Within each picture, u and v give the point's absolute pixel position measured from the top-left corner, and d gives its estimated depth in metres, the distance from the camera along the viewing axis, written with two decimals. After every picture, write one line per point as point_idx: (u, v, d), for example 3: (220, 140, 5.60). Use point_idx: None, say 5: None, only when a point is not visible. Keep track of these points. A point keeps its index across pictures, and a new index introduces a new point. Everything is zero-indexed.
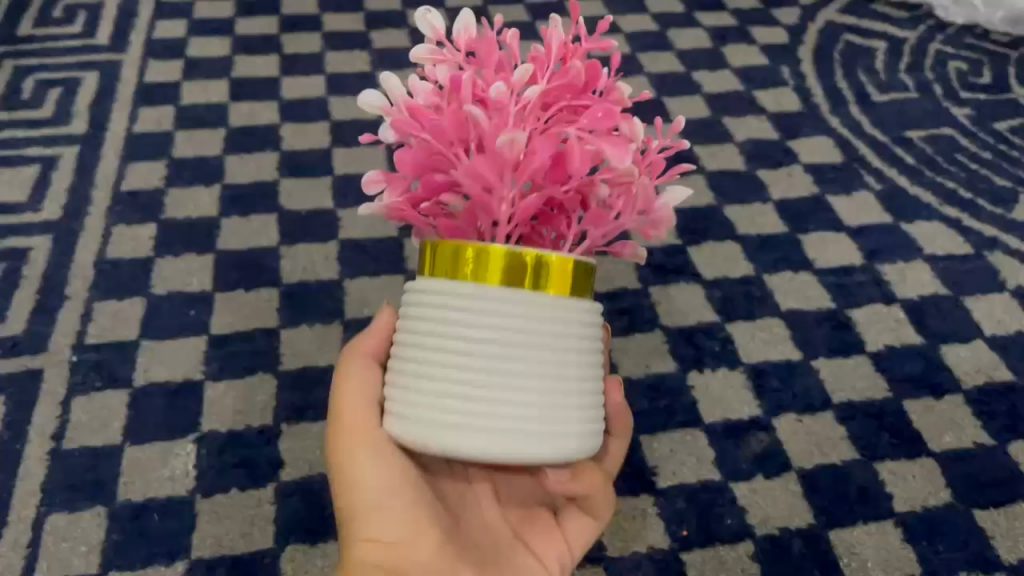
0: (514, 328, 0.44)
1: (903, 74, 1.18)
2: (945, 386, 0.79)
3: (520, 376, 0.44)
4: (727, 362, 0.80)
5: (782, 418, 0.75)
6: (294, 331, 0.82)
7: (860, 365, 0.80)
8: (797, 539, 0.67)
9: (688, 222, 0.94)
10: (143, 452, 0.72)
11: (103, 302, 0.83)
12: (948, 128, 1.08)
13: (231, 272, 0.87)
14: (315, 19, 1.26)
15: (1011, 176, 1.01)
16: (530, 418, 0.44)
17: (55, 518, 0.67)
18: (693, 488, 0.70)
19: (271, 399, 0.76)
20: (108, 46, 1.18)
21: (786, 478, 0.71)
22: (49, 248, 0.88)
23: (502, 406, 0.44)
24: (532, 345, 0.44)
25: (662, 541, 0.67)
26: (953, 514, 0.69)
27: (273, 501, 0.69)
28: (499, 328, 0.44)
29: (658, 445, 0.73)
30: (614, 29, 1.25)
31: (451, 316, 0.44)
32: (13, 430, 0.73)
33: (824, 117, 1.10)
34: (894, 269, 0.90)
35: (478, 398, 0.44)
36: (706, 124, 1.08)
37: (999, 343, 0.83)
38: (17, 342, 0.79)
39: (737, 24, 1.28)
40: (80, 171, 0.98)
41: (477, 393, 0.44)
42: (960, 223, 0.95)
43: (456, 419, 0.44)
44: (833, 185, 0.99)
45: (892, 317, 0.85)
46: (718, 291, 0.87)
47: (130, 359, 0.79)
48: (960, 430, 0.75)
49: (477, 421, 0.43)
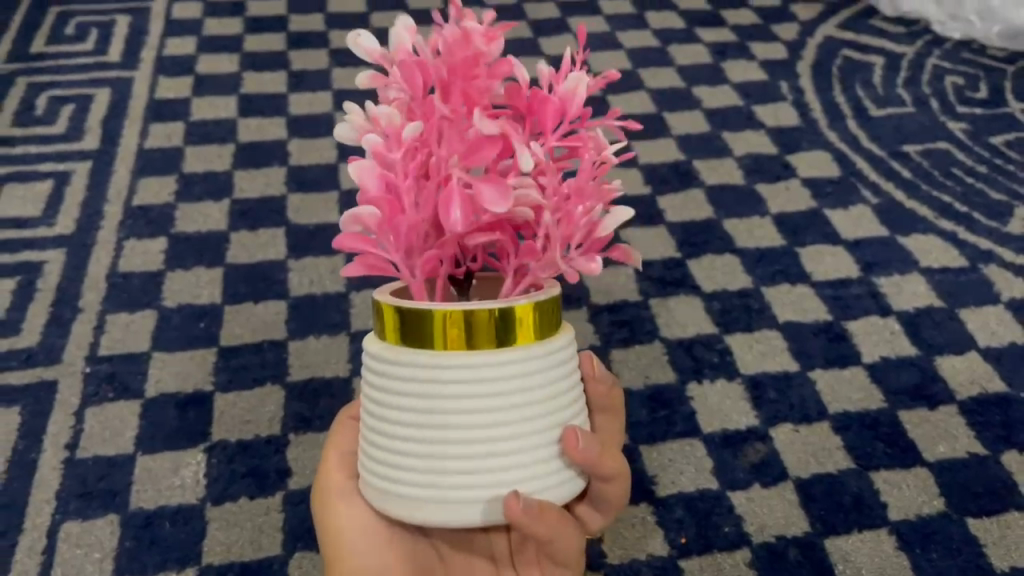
0: (481, 384, 0.42)
1: (900, 89, 1.20)
2: (939, 396, 0.80)
3: (478, 442, 0.43)
4: (725, 373, 0.82)
5: (779, 428, 0.77)
6: (302, 342, 0.84)
7: (856, 377, 0.82)
8: (793, 546, 0.69)
9: (688, 236, 0.96)
10: (155, 461, 0.73)
11: (116, 314, 0.85)
12: (945, 142, 1.10)
13: (240, 285, 0.89)
14: (322, 36, 1.28)
15: (1006, 189, 1.03)
16: (490, 483, 0.43)
17: (69, 525, 0.69)
18: (691, 497, 0.72)
19: (279, 409, 0.78)
20: (120, 63, 1.20)
21: (782, 487, 0.73)
22: (62, 261, 0.91)
23: (474, 467, 0.43)
24: (489, 410, 0.42)
25: (661, 548, 0.69)
26: (947, 523, 0.71)
27: (281, 508, 0.71)
28: (453, 397, 0.42)
29: (657, 455, 0.75)
30: (615, 45, 1.28)
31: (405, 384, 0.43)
32: (28, 440, 0.75)
33: (822, 131, 1.12)
34: (890, 281, 0.91)
35: (452, 458, 0.43)
36: (706, 138, 1.10)
37: (994, 354, 0.84)
38: (32, 353, 0.81)
39: (737, 40, 1.30)
40: (92, 186, 1.00)
41: (435, 463, 0.43)
42: (956, 236, 0.97)
43: (428, 479, 0.43)
44: (831, 199, 1.01)
45: (888, 329, 0.86)
46: (717, 303, 0.88)
47: (142, 370, 0.80)
48: (953, 440, 0.77)
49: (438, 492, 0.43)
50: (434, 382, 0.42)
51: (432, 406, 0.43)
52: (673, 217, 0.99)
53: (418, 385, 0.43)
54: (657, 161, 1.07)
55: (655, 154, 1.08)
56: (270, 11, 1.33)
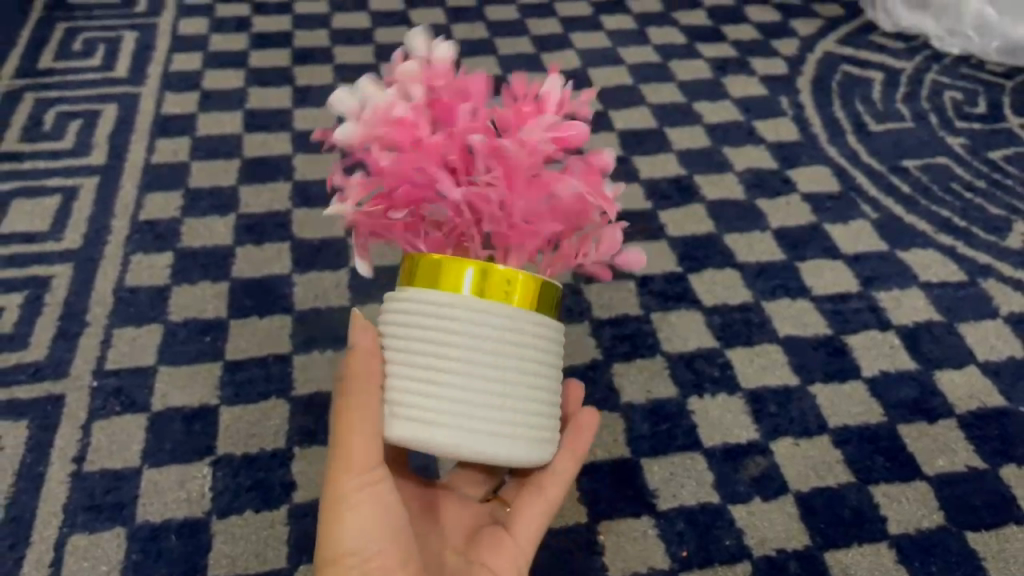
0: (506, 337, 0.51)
1: (899, 104, 1.21)
2: (938, 411, 0.81)
3: (500, 384, 0.51)
4: (726, 387, 0.82)
5: (780, 442, 0.78)
6: (306, 356, 0.85)
7: (856, 391, 0.82)
8: (793, 560, 0.69)
9: (688, 251, 0.97)
10: (162, 475, 0.74)
11: (122, 328, 0.86)
12: (943, 157, 1.11)
13: (245, 299, 0.90)
14: (326, 52, 1.29)
15: (1004, 204, 1.04)
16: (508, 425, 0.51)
17: (76, 538, 0.70)
18: (692, 510, 0.72)
19: (284, 423, 0.79)
20: (127, 78, 1.22)
21: (783, 501, 0.73)
22: (70, 276, 0.92)
23: (488, 406, 0.50)
24: (509, 358, 0.51)
25: (663, 561, 0.69)
26: (946, 536, 0.71)
27: (286, 521, 0.71)
28: (485, 341, 0.51)
29: (659, 468, 0.75)
30: (616, 60, 1.29)
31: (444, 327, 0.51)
32: (36, 453, 0.75)
33: (821, 146, 1.13)
34: (889, 296, 0.92)
35: (474, 400, 0.50)
36: (706, 153, 1.11)
37: (992, 368, 0.85)
38: (40, 367, 0.82)
39: (737, 55, 1.31)
40: (99, 201, 1.01)
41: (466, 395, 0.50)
42: (955, 250, 0.98)
43: (457, 409, 0.50)
44: (831, 214, 1.02)
45: (888, 343, 0.87)
46: (718, 318, 0.89)
47: (148, 384, 0.81)
48: (952, 453, 0.77)
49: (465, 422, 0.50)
50: (453, 331, 0.51)
51: (452, 351, 0.50)
52: (674, 231, 1.00)
53: (447, 341, 0.51)
54: (658, 175, 1.08)
55: (656, 169, 1.09)
56: (275, 28, 1.35)
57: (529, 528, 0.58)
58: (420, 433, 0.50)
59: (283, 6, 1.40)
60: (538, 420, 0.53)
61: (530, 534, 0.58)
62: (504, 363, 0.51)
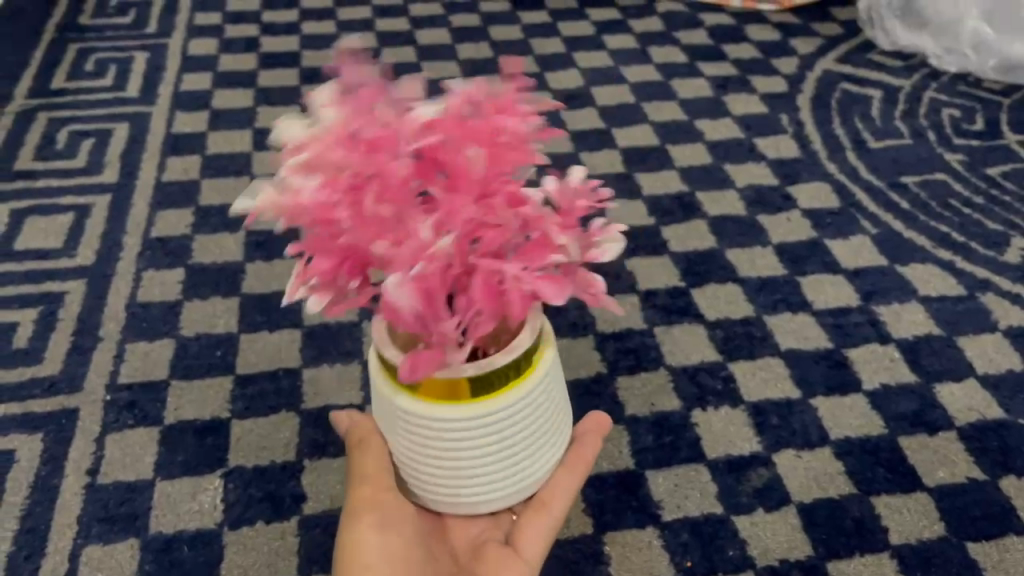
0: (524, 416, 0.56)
1: (897, 121, 1.23)
2: (938, 423, 0.82)
3: (528, 446, 0.57)
4: (729, 400, 0.83)
5: (782, 454, 0.79)
6: (316, 370, 0.86)
7: (857, 403, 0.84)
8: (796, 570, 0.70)
9: (691, 266, 0.99)
10: (174, 487, 0.75)
11: (135, 343, 0.88)
12: (942, 173, 1.13)
13: (255, 314, 0.92)
14: (334, 71, 1.32)
15: (1002, 220, 1.05)
16: (540, 460, 0.59)
17: (91, 549, 0.71)
18: (696, 521, 0.73)
19: (294, 436, 0.80)
20: (138, 98, 1.24)
21: (786, 512, 0.74)
22: (83, 292, 0.93)
23: (516, 470, 0.58)
24: (530, 425, 0.57)
25: (667, 571, 0.70)
26: (947, 547, 0.72)
27: (297, 532, 0.73)
28: (507, 430, 0.55)
29: (663, 480, 0.76)
30: (618, 79, 1.31)
31: (465, 437, 0.55)
32: (50, 465, 0.77)
33: (821, 163, 1.14)
34: (889, 310, 0.94)
35: (512, 468, 0.57)
36: (708, 170, 1.13)
37: (991, 381, 0.86)
38: (54, 381, 0.84)
39: (738, 73, 1.33)
40: (112, 218, 1.03)
41: (504, 467, 0.57)
42: (954, 264, 0.99)
43: (502, 480, 0.58)
44: (831, 230, 1.04)
45: (888, 356, 0.88)
46: (720, 331, 0.91)
47: (161, 398, 0.83)
48: (952, 465, 0.78)
49: (510, 484, 0.58)
50: (463, 442, 0.55)
51: (466, 455, 0.56)
52: (677, 247, 1.01)
53: (474, 444, 0.55)
54: (661, 192, 1.09)
55: (659, 185, 1.10)
56: (284, 47, 1.37)
57: (535, 544, 0.59)
58: (473, 505, 0.58)
59: (291, 26, 1.43)
60: (556, 437, 0.60)
61: (536, 549, 0.59)
62: (523, 434, 0.56)
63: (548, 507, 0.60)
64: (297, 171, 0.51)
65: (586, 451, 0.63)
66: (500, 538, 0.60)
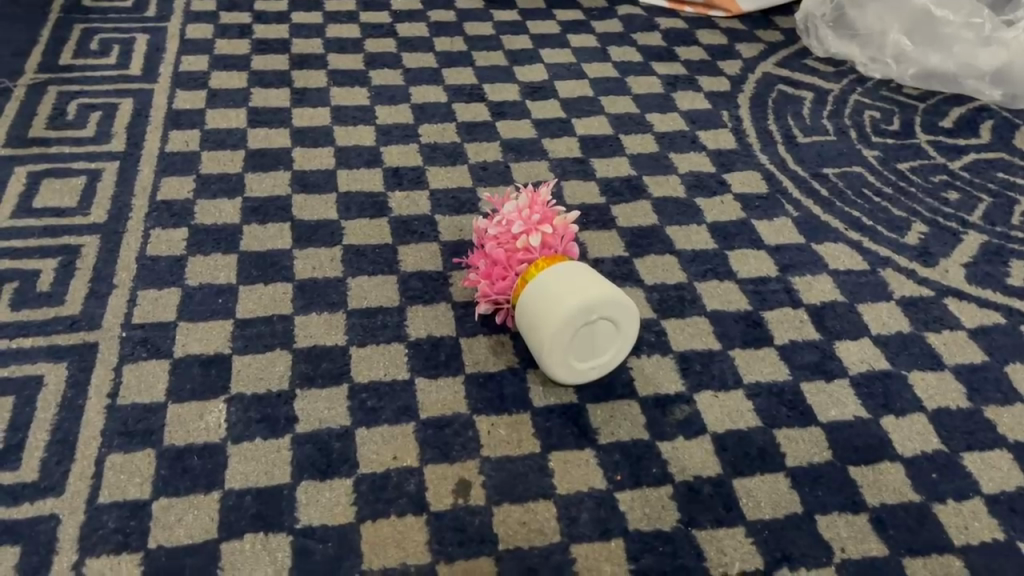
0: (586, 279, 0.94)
1: (825, 120, 1.38)
2: (835, 372, 0.97)
3: None
4: (660, 350, 0.98)
5: (702, 393, 0.94)
6: (306, 317, 0.99)
7: (768, 355, 0.99)
8: (707, 484, 0.85)
9: (635, 238, 1.13)
10: (184, 408, 0.88)
11: (146, 291, 1.00)
12: (859, 166, 1.28)
13: (252, 269, 1.04)
14: (321, 58, 1.44)
15: (907, 208, 1.21)
16: None
17: (113, 456, 0.83)
18: (626, 444, 0.88)
19: (288, 369, 0.93)
20: (141, 77, 1.35)
21: (702, 439, 0.89)
22: (97, 245, 1.05)
23: None
24: None
25: (601, 483, 0.84)
26: (832, 469, 0.87)
27: (290, 447, 0.85)
28: None
29: (600, 412, 0.91)
30: (580, 75, 1.45)
31: None
32: (75, 388, 0.89)
33: (755, 153, 1.30)
34: (802, 280, 1.09)
35: None
36: (654, 158, 1.28)
37: (882, 340, 1.01)
38: (76, 319, 0.96)
39: (686, 72, 1.48)
40: (121, 183, 1.15)
41: None
42: (861, 244, 1.14)
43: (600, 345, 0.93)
44: (758, 212, 1.19)
45: (798, 318, 1.04)
46: (657, 294, 1.05)
47: (170, 336, 0.95)
48: (843, 406, 0.93)
49: None
50: None
51: None
52: (624, 223, 1.16)
53: None
54: (612, 175, 1.24)
55: (610, 170, 1.25)
56: (274, 35, 1.49)
57: (505, 445, 0.87)
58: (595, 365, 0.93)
59: (280, 15, 1.55)
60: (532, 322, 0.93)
61: (506, 445, 0.87)
62: None
63: (508, 436, 0.88)
64: (552, 221, 0.98)
65: (525, 416, 0.90)
66: (492, 451, 0.87)
